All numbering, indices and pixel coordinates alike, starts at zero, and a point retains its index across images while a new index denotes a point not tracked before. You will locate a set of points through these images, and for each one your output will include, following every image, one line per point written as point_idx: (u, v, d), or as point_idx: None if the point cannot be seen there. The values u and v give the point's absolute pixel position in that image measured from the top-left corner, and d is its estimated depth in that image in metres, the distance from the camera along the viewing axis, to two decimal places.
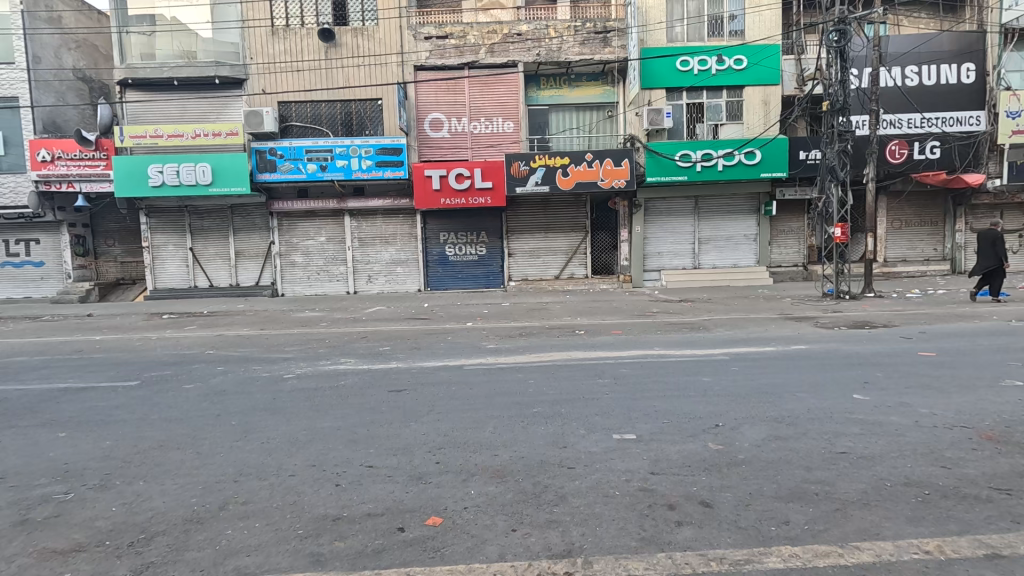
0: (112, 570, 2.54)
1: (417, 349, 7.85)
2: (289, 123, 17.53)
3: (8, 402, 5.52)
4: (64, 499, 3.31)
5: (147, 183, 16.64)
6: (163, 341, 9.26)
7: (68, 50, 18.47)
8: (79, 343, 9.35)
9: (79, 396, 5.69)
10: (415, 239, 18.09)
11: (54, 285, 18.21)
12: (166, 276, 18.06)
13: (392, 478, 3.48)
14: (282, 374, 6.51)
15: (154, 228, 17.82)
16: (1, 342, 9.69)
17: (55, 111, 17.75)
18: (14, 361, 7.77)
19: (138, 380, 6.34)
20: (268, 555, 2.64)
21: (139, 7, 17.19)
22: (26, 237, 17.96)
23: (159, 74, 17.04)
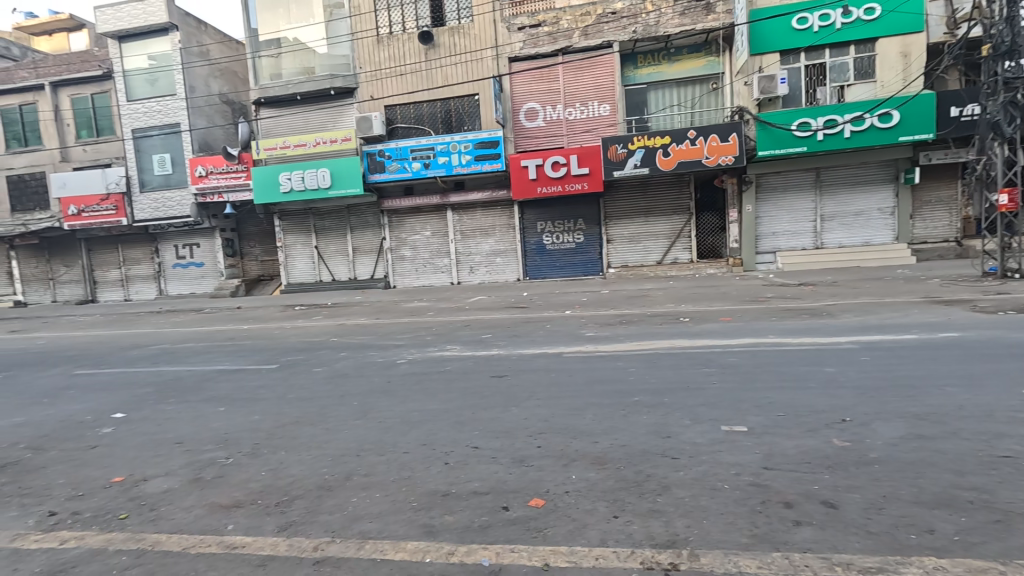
0: (263, 525, 2.96)
1: (518, 337, 8.07)
2: (395, 125, 18.70)
3: (182, 380, 6.62)
4: (225, 462, 3.90)
5: (279, 189, 18.74)
6: (297, 330, 10.49)
7: (215, 78, 21.31)
8: (233, 331, 10.92)
9: (234, 376, 6.66)
10: (513, 230, 18.39)
11: (211, 282, 21.15)
12: (297, 272, 20.24)
13: (496, 459, 3.63)
14: (395, 359, 7.06)
15: (286, 229, 20.05)
16: (176, 330, 11.63)
17: (206, 132, 20.64)
18: (186, 346, 9.29)
19: (277, 364, 7.25)
20: (387, 523, 2.90)
21: (268, 32, 19.25)
22: (190, 242, 21.11)
23: (285, 91, 19.00)
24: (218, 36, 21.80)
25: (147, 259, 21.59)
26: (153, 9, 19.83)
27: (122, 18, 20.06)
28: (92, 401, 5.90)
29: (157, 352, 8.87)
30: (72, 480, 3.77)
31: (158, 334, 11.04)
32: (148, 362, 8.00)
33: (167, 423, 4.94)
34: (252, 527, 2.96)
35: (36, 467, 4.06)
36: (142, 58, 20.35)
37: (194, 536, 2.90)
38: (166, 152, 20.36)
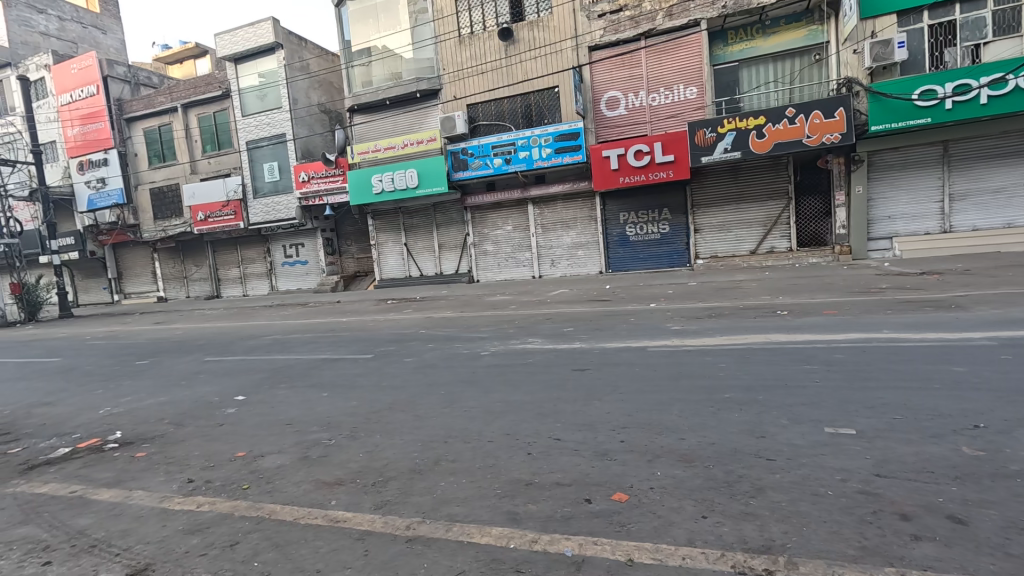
0: (362, 502, 3.20)
1: (599, 330, 7.96)
2: (477, 123, 19.12)
3: (292, 367, 7.32)
4: (328, 443, 4.27)
5: (371, 191, 19.98)
6: (389, 322, 11.13)
7: (314, 90, 23.08)
8: (333, 324, 11.83)
9: (335, 365, 7.24)
10: (595, 222, 18.11)
11: (315, 279, 23.03)
12: (388, 269, 21.45)
13: (579, 451, 3.63)
14: (479, 351, 7.27)
15: (378, 228, 21.30)
16: (286, 323, 12.84)
17: (308, 141, 22.47)
18: (294, 337, 10.24)
19: (372, 354, 7.76)
20: (473, 508, 3.01)
21: (359, 43, 20.47)
22: (295, 242, 23.07)
23: (376, 97, 20.12)
24: (317, 51, 23.57)
25: (260, 258, 23.94)
26: (262, 31, 21.83)
27: (237, 42, 22.32)
28: (220, 384, 6.70)
29: (270, 342, 9.85)
30: (206, 453, 4.32)
31: (271, 326, 12.26)
32: (263, 351, 8.93)
33: (279, 405, 5.49)
34: (352, 503, 3.21)
35: (178, 440, 4.71)
36: (253, 76, 22.50)
37: (303, 508, 3.21)
38: (275, 161, 22.44)
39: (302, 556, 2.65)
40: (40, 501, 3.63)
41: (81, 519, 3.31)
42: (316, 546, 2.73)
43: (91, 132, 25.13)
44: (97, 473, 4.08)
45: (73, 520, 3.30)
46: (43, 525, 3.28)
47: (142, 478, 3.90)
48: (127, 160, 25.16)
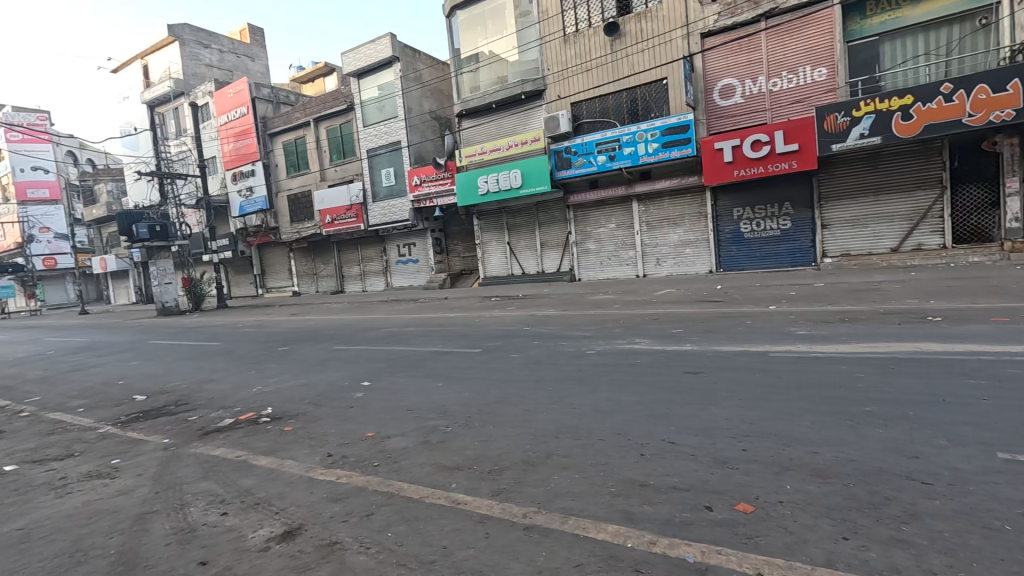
0: (480, 488, 3.37)
1: (712, 332, 7.56)
2: (581, 121, 19.03)
3: (409, 358, 7.86)
4: (446, 430, 4.53)
5: (477, 192, 20.74)
6: (495, 319, 11.51)
7: (426, 98, 24.50)
8: (443, 318, 12.50)
9: (448, 357, 7.65)
10: (705, 218, 17.17)
11: (424, 276, 24.42)
12: (492, 267, 22.12)
13: (695, 457, 3.49)
14: (585, 349, 7.26)
15: (483, 228, 22.05)
16: (401, 317, 13.82)
17: (420, 147, 23.92)
18: (409, 330, 10.99)
19: (480, 348, 8.09)
20: (587, 503, 3.04)
21: (468, 51, 21.34)
22: (408, 242, 24.66)
23: (482, 101, 20.84)
24: (429, 61, 24.96)
25: (377, 257, 25.92)
26: (381, 46, 23.59)
27: (360, 58, 24.34)
28: (348, 371, 7.40)
29: (388, 334, 10.66)
30: (341, 431, 4.80)
31: (389, 320, 13.26)
32: (383, 342, 9.69)
33: (400, 393, 5.94)
34: (471, 488, 3.39)
35: (317, 418, 5.29)
36: (374, 89, 24.42)
37: (427, 488, 3.45)
38: (391, 167, 24.20)
39: (430, 532, 2.86)
40: (215, 462, 4.30)
41: (246, 480, 3.86)
42: (441, 525, 2.93)
43: (242, 147, 28.96)
44: (256, 442, 4.73)
45: (241, 480, 3.85)
46: (218, 482, 3.87)
47: (291, 449, 4.44)
48: (270, 170, 28.65)
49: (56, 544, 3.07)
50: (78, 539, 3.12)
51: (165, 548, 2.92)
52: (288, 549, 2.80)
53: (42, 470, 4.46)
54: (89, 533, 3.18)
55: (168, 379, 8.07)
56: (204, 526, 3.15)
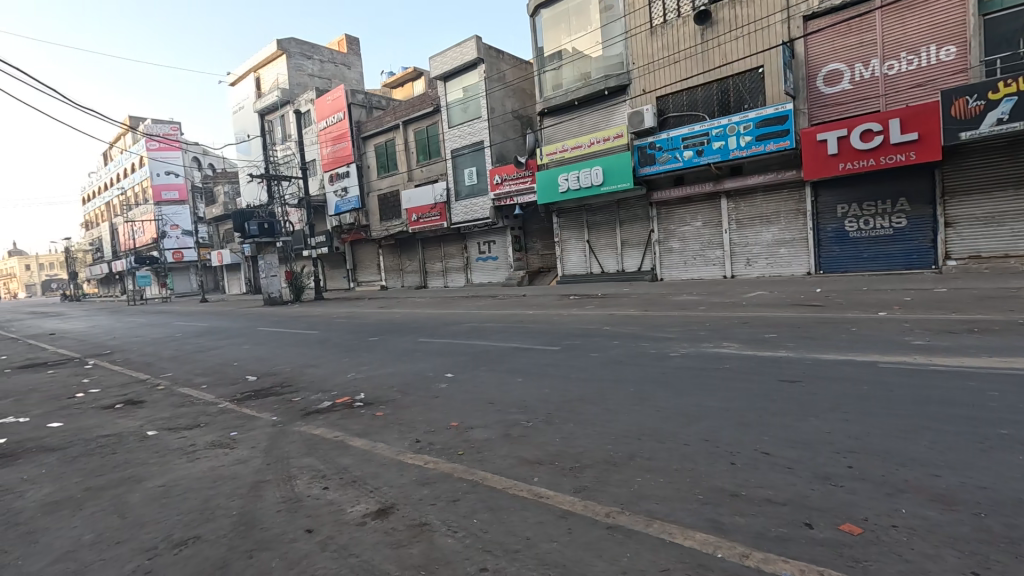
0: (562, 484, 3.39)
1: (810, 339, 7.02)
2: (667, 115, 18.40)
3: (489, 353, 8.06)
4: (527, 425, 4.60)
5: (557, 190, 20.75)
6: (574, 317, 11.45)
7: (509, 98, 24.86)
8: (522, 315, 12.64)
9: (527, 353, 7.74)
10: (804, 216, 15.93)
11: (503, 273, 24.81)
12: (571, 265, 21.99)
13: (792, 471, 3.27)
14: (669, 352, 7.02)
15: (562, 225, 22.00)
16: (481, 312, 14.17)
17: (502, 146, 24.34)
18: (488, 326, 11.25)
19: (559, 346, 8.10)
20: (673, 508, 2.95)
21: (551, 49, 21.36)
22: (488, 240, 25.18)
23: (565, 99, 20.74)
24: (512, 61, 25.29)
25: (459, 254, 26.71)
26: (467, 49, 24.21)
27: (446, 62, 25.16)
28: (432, 362, 7.73)
29: (469, 329, 10.96)
30: (427, 419, 5.04)
31: (470, 315, 13.65)
32: (464, 336, 9.99)
33: (482, 386, 6.11)
34: (553, 483, 3.42)
35: (405, 405, 5.59)
36: (459, 91, 25.16)
37: (510, 479, 3.54)
38: (474, 166, 24.85)
39: (513, 521, 2.93)
40: (316, 440, 4.68)
41: (343, 459, 4.17)
42: (524, 516, 2.99)
43: (339, 150, 31.08)
44: (352, 424, 5.09)
45: (339, 459, 4.17)
46: (320, 458, 4.22)
47: (383, 433, 4.73)
48: (362, 171, 30.53)
49: (190, 501, 3.50)
50: (207, 499, 3.54)
51: (277, 514, 3.24)
52: (383, 526, 3.00)
53: (176, 437, 5.10)
54: (215, 495, 3.60)
55: (275, 363, 8.88)
56: (309, 498, 3.45)
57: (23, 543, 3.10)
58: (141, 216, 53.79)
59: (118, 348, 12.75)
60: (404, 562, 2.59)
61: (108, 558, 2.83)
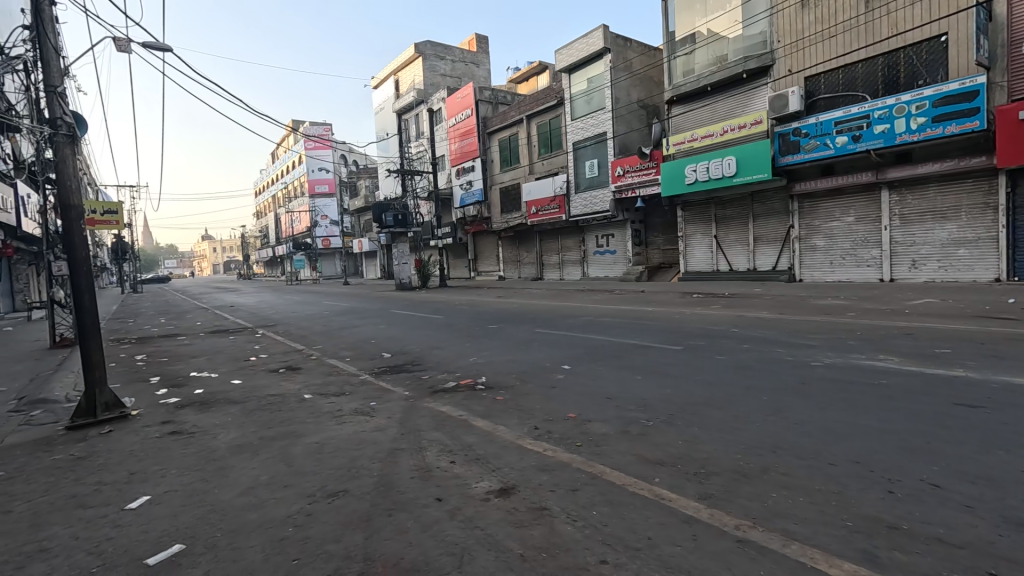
0: (685, 489, 3.25)
1: (997, 357, 5.89)
2: (816, 97, 16.44)
3: (606, 348, 7.96)
4: (647, 424, 4.48)
5: (684, 182, 19.74)
6: (698, 316, 10.81)
7: (635, 87, 24.07)
8: (641, 312, 12.25)
9: (647, 351, 7.52)
10: (993, 211, 13.34)
11: (621, 268, 24.24)
12: (695, 261, 20.78)
13: (972, 510, 2.78)
14: (810, 360, 6.34)
15: (687, 220, 20.85)
16: (598, 306, 14.02)
17: (626, 137, 23.71)
18: (606, 320, 11.09)
19: (682, 346, 7.72)
20: (815, 532, 2.69)
21: (684, 32, 20.22)
22: (606, 233, 24.75)
23: (697, 85, 19.58)
24: (640, 48, 24.41)
25: (576, 247, 26.62)
26: (593, 39, 23.83)
27: (572, 53, 25.05)
28: (550, 353, 7.84)
29: (586, 323, 10.92)
30: (546, 408, 5.14)
31: (587, 308, 13.58)
32: (581, 329, 9.98)
33: (599, 380, 6.06)
34: (676, 486, 3.30)
35: (524, 392, 5.76)
36: (583, 82, 24.91)
37: (630, 476, 3.48)
38: (595, 158, 24.53)
39: (634, 519, 2.88)
40: (444, 417, 5.02)
41: (468, 437, 4.42)
42: (645, 515, 2.93)
43: (465, 146, 32.64)
44: (475, 405, 5.37)
45: (463, 437, 4.43)
46: (446, 434, 4.52)
47: (503, 417, 4.93)
48: (487, 165, 31.77)
49: (340, 459, 3.98)
50: (353, 459, 3.99)
51: (411, 480, 3.55)
52: (506, 504, 3.14)
53: (326, 401, 5.82)
54: (359, 457, 4.03)
55: (407, 343, 9.67)
56: (438, 469, 3.73)
57: (217, 476, 3.76)
58: (299, 207, 61.58)
59: (281, 321, 14.77)
60: (526, 542, 2.69)
61: (279, 497, 3.34)
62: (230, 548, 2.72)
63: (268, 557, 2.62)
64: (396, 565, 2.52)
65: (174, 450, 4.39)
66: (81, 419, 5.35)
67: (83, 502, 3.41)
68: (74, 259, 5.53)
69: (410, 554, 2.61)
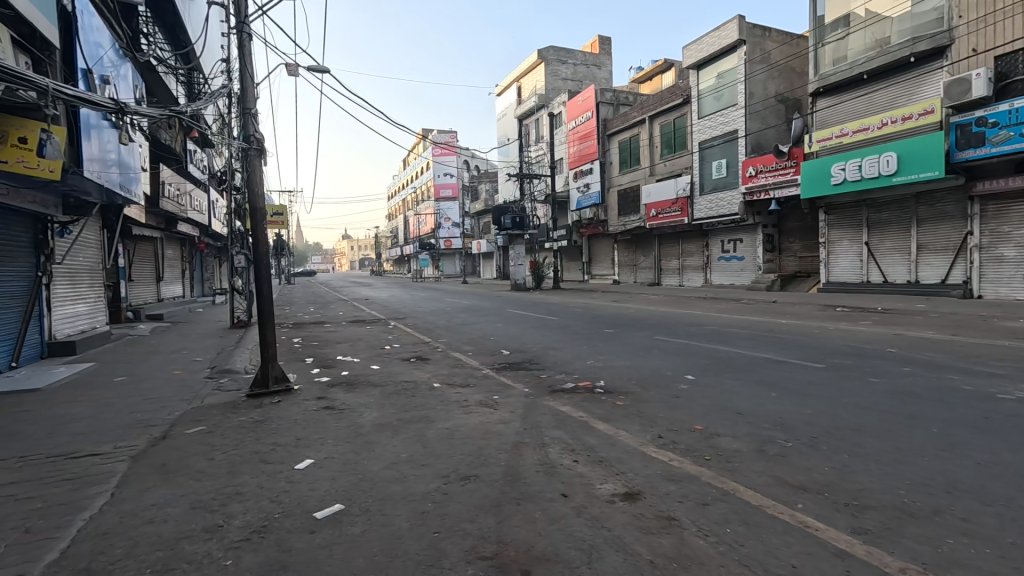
0: (835, 520, 2.95)
1: None
2: (1012, 79, 13.61)
3: (735, 361, 7.45)
4: (785, 445, 4.14)
5: (829, 182, 17.74)
6: (843, 332, 9.66)
7: (773, 80, 22.19)
8: (774, 324, 11.23)
9: (782, 367, 6.91)
10: None
11: (749, 275, 22.46)
12: (839, 270, 18.56)
13: None
14: (995, 392, 5.35)
15: (831, 224, 18.71)
16: (723, 316, 13.16)
17: (760, 135, 21.95)
18: (732, 331, 10.39)
19: (825, 364, 6.96)
20: None
21: (835, 16, 18.22)
22: (734, 238, 23.10)
23: (849, 74, 17.51)
24: (781, 37, 22.44)
25: (698, 252, 25.21)
26: (727, 32, 22.40)
27: (703, 49, 23.80)
28: (671, 362, 7.54)
29: (709, 333, 10.33)
30: (669, 417, 4.98)
31: (710, 317, 12.81)
32: (704, 339, 9.44)
33: (728, 393, 5.72)
34: (823, 515, 3.01)
35: (645, 399, 5.63)
36: (713, 78, 23.51)
37: (768, 498, 3.24)
38: (724, 158, 23.03)
39: (774, 544, 2.70)
40: (565, 417, 5.10)
41: (589, 438, 4.45)
42: (787, 542, 2.72)
43: (584, 149, 32.59)
44: (595, 408, 5.37)
45: (585, 437, 4.46)
46: (568, 433, 4.59)
47: (624, 422, 4.88)
48: (605, 167, 31.42)
49: (470, 446, 4.24)
50: (482, 447, 4.22)
51: (536, 473, 3.67)
52: (632, 509, 3.12)
53: (453, 391, 6.22)
54: (487, 446, 4.26)
55: (524, 342, 9.93)
56: (562, 466, 3.81)
57: (366, 449, 4.22)
58: (426, 210, 66.19)
59: (410, 315, 16.02)
60: (655, 550, 2.65)
61: (418, 474, 3.65)
62: (381, 514, 3.05)
63: (413, 526, 2.90)
64: (527, 552, 2.63)
65: (329, 423, 5.00)
66: (258, 389, 6.33)
67: (263, 458, 4.04)
68: (258, 254, 6.58)
69: (540, 543, 2.72)
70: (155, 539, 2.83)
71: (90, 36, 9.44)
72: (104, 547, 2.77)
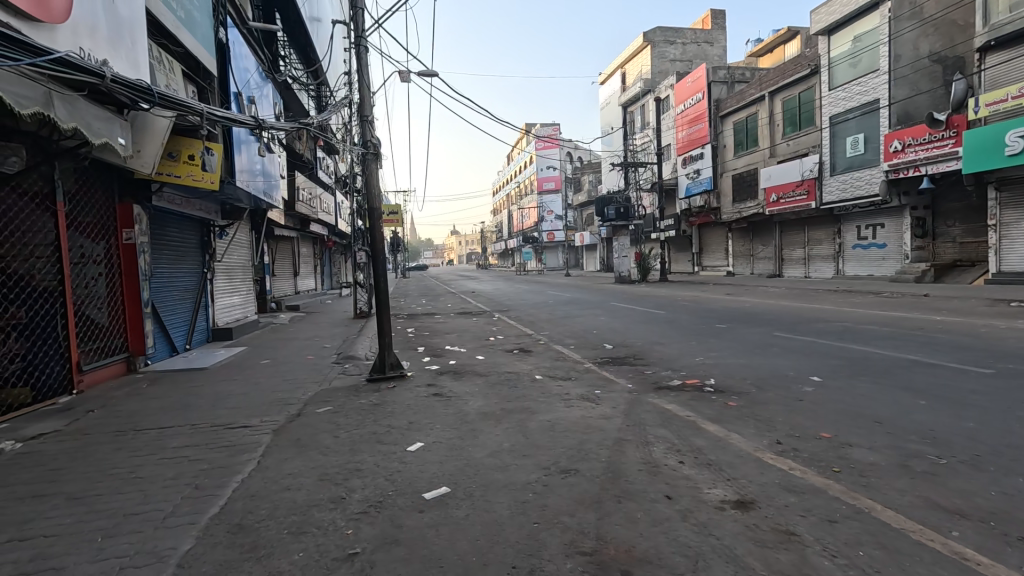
0: (1003, 555, 2.49)
1: None
2: None
3: (872, 362, 6.57)
4: (937, 461, 3.58)
5: (1002, 153, 14.91)
6: (1018, 332, 8.08)
7: None
8: (924, 321, 9.71)
9: (934, 371, 5.96)
10: None
11: (893, 265, 19.75)
12: (1014, 258, 15.59)
13: None
14: None
15: (1005, 203, 15.73)
16: (858, 311, 11.68)
17: (908, 103, 18.47)
18: (869, 328, 9.17)
19: (992, 370, 5.87)
20: None
21: None
22: (873, 223, 20.39)
23: None
24: None
25: (828, 240, 22.63)
26: None
27: (835, 11, 21.21)
28: (795, 361, 6.86)
29: (840, 329, 9.23)
30: (790, 422, 4.54)
31: (841, 312, 11.45)
32: (834, 337, 8.46)
33: (863, 399, 5.07)
34: (987, 547, 2.56)
35: (762, 401, 5.19)
36: (848, 42, 20.87)
37: (913, 521, 2.83)
38: (861, 133, 20.41)
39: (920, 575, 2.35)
40: (670, 416, 4.87)
41: (697, 439, 4.21)
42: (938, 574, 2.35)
43: (694, 133, 30.77)
44: (704, 408, 5.06)
45: (693, 438, 4.23)
46: (674, 433, 4.38)
47: (737, 424, 4.54)
48: (718, 151, 29.39)
49: (571, 440, 4.23)
50: (582, 442, 4.18)
51: (638, 472, 3.56)
52: (744, 518, 2.90)
53: (555, 384, 6.25)
54: (588, 440, 4.22)
55: (629, 336, 9.64)
56: (666, 466, 3.65)
57: (470, 436, 4.40)
58: (529, 204, 67.07)
59: (514, 307, 16.37)
60: (771, 565, 2.44)
61: (519, 464, 3.72)
62: (484, 500, 3.17)
63: (514, 515, 2.97)
64: (628, 552, 2.57)
65: (438, 409, 5.30)
66: (376, 374, 6.88)
67: (380, 439, 4.40)
68: (375, 250, 7.14)
69: (642, 544, 2.64)
70: (292, 504, 3.21)
71: (240, 63, 10.85)
72: (252, 507, 3.19)
